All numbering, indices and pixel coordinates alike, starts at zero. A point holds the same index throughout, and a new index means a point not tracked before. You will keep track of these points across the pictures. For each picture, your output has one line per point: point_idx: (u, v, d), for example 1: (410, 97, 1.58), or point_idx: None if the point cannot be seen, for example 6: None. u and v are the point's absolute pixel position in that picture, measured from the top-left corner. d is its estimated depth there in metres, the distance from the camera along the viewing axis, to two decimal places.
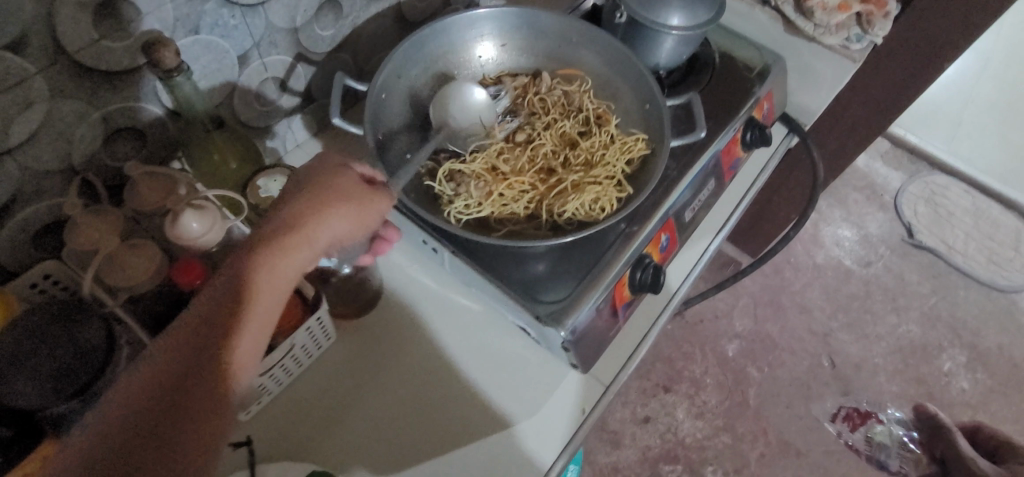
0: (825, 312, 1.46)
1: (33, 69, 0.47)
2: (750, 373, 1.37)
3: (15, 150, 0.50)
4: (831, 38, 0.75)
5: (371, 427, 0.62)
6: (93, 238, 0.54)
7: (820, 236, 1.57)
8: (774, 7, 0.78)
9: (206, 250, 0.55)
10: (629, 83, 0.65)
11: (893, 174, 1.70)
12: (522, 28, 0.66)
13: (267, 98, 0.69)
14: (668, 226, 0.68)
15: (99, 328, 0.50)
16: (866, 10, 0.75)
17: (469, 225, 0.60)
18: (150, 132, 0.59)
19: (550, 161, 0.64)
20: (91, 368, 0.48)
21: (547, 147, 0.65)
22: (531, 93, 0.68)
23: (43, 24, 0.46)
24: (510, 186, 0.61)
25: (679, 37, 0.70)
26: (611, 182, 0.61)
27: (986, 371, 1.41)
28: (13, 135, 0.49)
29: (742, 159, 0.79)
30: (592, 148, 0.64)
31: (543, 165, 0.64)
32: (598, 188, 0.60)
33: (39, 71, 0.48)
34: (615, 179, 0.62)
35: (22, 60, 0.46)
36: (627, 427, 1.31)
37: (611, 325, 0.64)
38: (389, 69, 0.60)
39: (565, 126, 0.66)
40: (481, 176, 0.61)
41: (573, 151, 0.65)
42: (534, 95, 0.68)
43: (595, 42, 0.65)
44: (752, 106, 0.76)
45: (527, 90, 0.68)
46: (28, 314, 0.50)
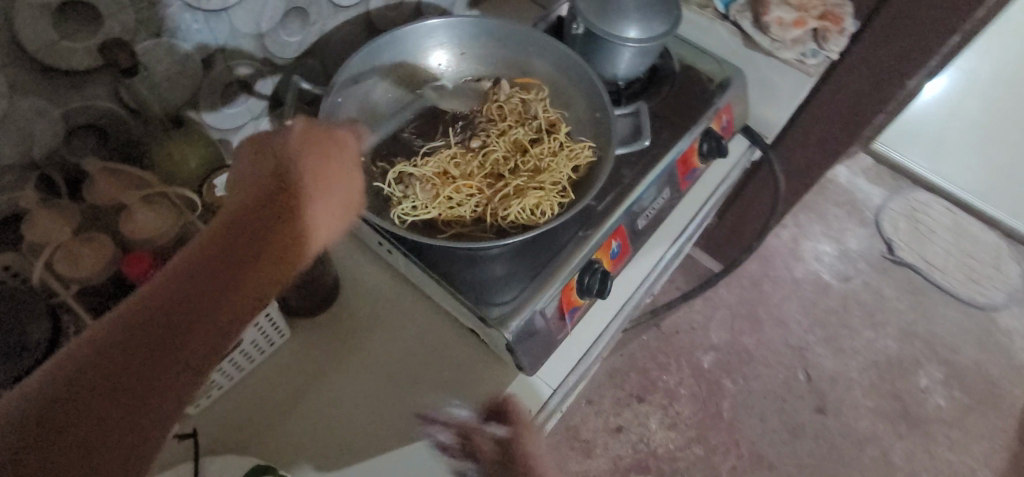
0: (802, 325, 1.47)
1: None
2: (724, 385, 1.38)
3: None
4: (786, 52, 0.77)
5: (321, 422, 0.62)
6: (48, 230, 0.56)
7: (799, 251, 1.58)
8: (733, 22, 0.80)
9: (158, 244, 0.57)
10: (581, 92, 0.68)
11: (875, 190, 1.71)
12: (480, 36, 0.69)
13: (234, 101, 0.70)
14: (620, 233, 0.70)
15: (47, 316, 0.52)
16: (822, 25, 0.75)
17: (415, 226, 0.62)
18: (112, 129, 0.61)
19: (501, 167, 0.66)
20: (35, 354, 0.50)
21: (498, 153, 0.67)
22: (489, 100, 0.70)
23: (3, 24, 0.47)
24: (458, 189, 0.63)
25: (635, 49, 0.71)
26: (555, 187, 0.64)
27: (962, 388, 1.41)
28: None
29: (701, 169, 0.81)
30: (541, 155, 0.66)
31: (494, 170, 0.66)
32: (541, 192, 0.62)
33: None
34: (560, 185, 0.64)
35: None
36: (599, 436, 1.32)
37: (558, 329, 0.66)
38: (347, 75, 0.63)
39: (518, 132, 0.68)
40: (431, 180, 0.63)
41: (523, 157, 0.67)
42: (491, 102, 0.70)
43: (549, 51, 0.68)
44: (710, 117, 0.77)
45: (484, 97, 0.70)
46: None
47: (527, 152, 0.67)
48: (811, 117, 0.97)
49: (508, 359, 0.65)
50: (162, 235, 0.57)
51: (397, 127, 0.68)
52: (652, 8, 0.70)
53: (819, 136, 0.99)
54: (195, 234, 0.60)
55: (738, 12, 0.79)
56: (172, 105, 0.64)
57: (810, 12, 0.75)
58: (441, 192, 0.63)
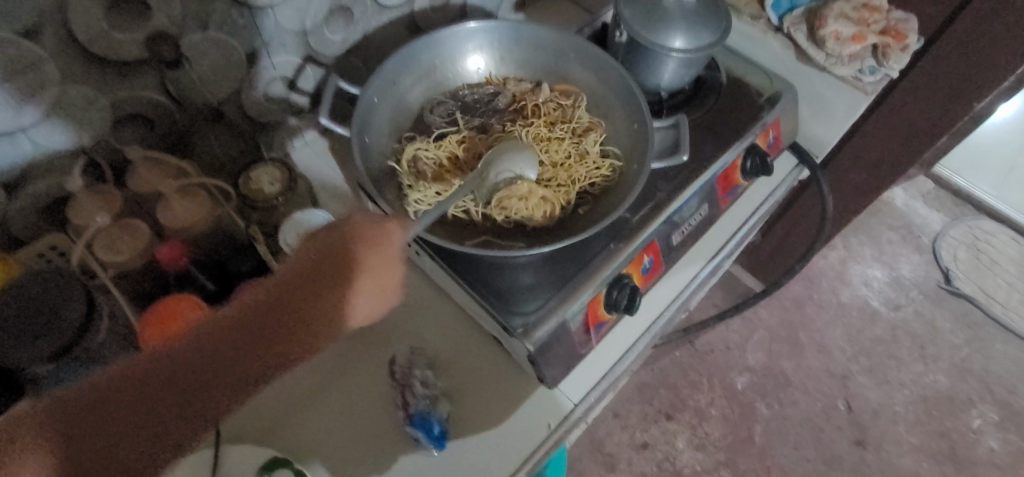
0: (845, 353, 1.40)
1: (47, 55, 0.50)
2: (757, 409, 1.33)
3: (29, 129, 0.53)
4: (843, 68, 0.73)
5: (344, 416, 0.63)
6: (90, 214, 0.57)
7: (847, 274, 1.51)
8: (786, 35, 0.77)
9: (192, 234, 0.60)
10: (619, 101, 0.67)
11: (933, 216, 1.62)
12: (521, 41, 0.70)
13: (275, 96, 0.72)
14: (652, 248, 0.67)
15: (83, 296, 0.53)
16: (883, 41, 0.72)
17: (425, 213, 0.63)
18: (157, 119, 0.62)
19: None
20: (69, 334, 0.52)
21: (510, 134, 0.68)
22: (528, 100, 0.70)
23: (57, 15, 0.49)
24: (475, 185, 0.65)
25: (681, 60, 0.69)
26: (565, 192, 0.65)
27: (1020, 432, 1.32)
28: (27, 113, 0.52)
29: (743, 186, 0.78)
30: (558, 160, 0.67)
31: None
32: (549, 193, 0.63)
33: (52, 57, 0.51)
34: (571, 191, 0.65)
35: (36, 47, 0.49)
36: (624, 450, 1.29)
37: (583, 343, 0.64)
38: (384, 75, 0.64)
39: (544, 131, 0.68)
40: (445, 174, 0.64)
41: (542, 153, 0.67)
42: (530, 100, 0.70)
43: (589, 58, 0.68)
44: (757, 132, 0.74)
45: (525, 97, 0.71)
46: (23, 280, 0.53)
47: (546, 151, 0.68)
48: (867, 137, 0.92)
49: (528, 369, 0.64)
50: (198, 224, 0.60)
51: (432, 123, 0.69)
52: (700, 19, 0.67)
53: (874, 156, 0.94)
54: (229, 225, 0.63)
55: (793, 24, 0.76)
56: (216, 99, 0.66)
57: (871, 27, 0.72)
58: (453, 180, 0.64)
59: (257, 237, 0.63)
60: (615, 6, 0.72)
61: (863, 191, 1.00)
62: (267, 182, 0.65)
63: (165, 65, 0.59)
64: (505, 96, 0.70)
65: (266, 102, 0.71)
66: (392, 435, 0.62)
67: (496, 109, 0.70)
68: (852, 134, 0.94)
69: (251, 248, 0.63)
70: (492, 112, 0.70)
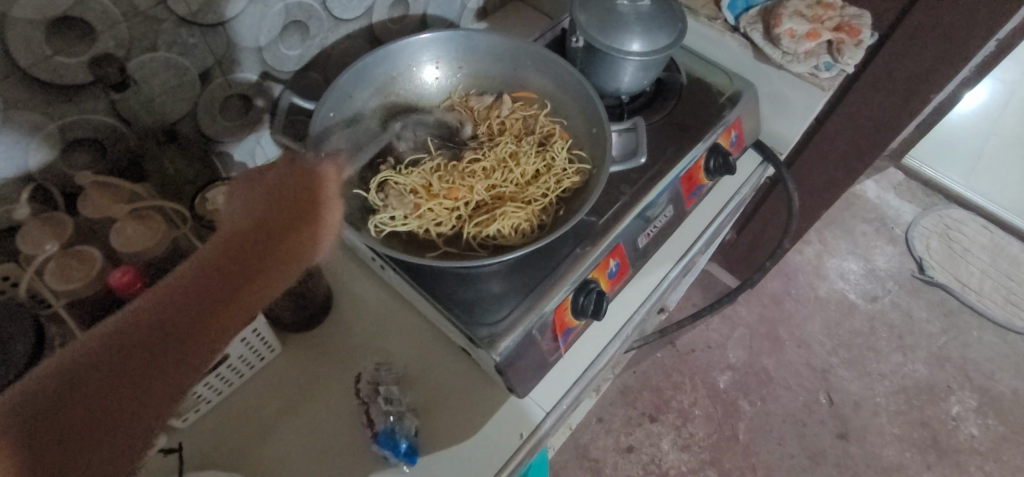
0: (825, 346, 1.41)
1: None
2: (741, 406, 1.34)
3: None
4: (799, 65, 0.73)
5: (309, 436, 0.62)
6: (39, 242, 0.56)
7: (824, 268, 1.52)
8: (743, 34, 0.77)
9: (148, 259, 0.57)
10: (577, 105, 0.67)
11: (905, 207, 1.64)
12: (476, 50, 0.70)
13: (233, 114, 0.71)
14: (617, 252, 0.67)
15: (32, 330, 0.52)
16: (837, 37, 0.73)
17: (393, 237, 0.62)
18: (109, 142, 0.61)
19: (490, 181, 0.67)
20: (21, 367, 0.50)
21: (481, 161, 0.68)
22: (494, 116, 0.71)
23: None
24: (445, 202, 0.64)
25: (638, 63, 0.69)
26: (536, 207, 0.65)
27: (998, 417, 1.33)
28: None
29: (708, 186, 0.78)
30: (528, 175, 0.67)
31: (484, 187, 0.67)
32: (520, 214, 0.64)
33: None
34: (541, 206, 0.65)
35: None
36: (609, 455, 1.29)
37: (552, 352, 0.64)
38: (340, 90, 0.63)
39: (513, 147, 0.69)
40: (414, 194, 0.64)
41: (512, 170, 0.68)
42: (496, 118, 0.71)
43: (545, 63, 0.68)
44: (718, 132, 0.74)
45: (490, 115, 0.71)
46: None
47: (515, 164, 0.68)
48: (830, 131, 0.93)
49: (498, 380, 0.63)
50: (151, 249, 0.57)
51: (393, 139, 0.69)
52: (654, 22, 0.68)
53: (838, 151, 0.95)
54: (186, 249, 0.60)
55: (749, 24, 0.76)
56: (169, 120, 0.65)
57: (824, 24, 0.73)
58: (423, 204, 0.64)
59: None
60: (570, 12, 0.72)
61: (830, 185, 1.01)
62: (223, 202, 0.64)
63: (111, 88, 0.58)
64: (470, 125, 0.71)
65: (223, 121, 0.70)
66: (358, 453, 0.61)
67: (461, 136, 0.71)
68: (816, 128, 0.95)
69: None
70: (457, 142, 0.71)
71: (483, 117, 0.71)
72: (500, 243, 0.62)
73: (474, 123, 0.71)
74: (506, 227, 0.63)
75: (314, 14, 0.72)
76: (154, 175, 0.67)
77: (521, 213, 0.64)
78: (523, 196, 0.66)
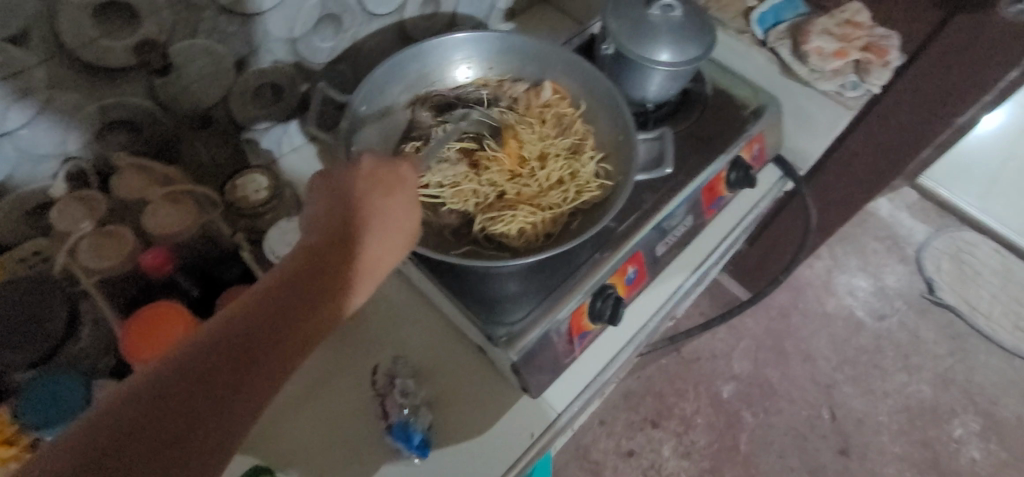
0: (830, 362, 1.41)
1: (33, 62, 0.50)
2: (743, 417, 1.34)
3: (13, 134, 0.53)
4: (826, 83, 0.74)
5: (324, 424, 0.63)
6: (74, 220, 0.57)
7: (833, 284, 1.52)
8: (771, 49, 0.78)
9: (177, 240, 0.60)
10: (604, 111, 0.68)
11: (918, 226, 1.64)
12: (508, 51, 0.71)
13: (264, 102, 0.72)
14: (636, 258, 0.68)
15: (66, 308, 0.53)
16: (865, 57, 0.73)
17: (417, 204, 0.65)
18: (145, 125, 0.62)
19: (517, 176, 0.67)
20: (57, 340, 0.52)
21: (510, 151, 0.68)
22: (531, 105, 0.71)
23: (45, 22, 0.49)
24: (468, 190, 0.65)
25: (666, 73, 0.69)
26: (553, 211, 0.65)
27: (1000, 442, 1.34)
28: (14, 119, 0.52)
29: (728, 198, 0.79)
30: (550, 178, 0.67)
31: (509, 179, 0.67)
32: (537, 216, 0.64)
33: (39, 63, 0.51)
34: (557, 212, 0.65)
35: (23, 53, 0.49)
36: (610, 458, 1.30)
37: (566, 353, 0.65)
38: (372, 83, 0.64)
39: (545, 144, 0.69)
40: (441, 172, 0.66)
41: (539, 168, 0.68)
42: (534, 106, 0.71)
43: (575, 68, 0.69)
44: (741, 145, 0.75)
45: (529, 100, 0.71)
46: (9, 286, 0.53)
47: (542, 164, 0.69)
48: (851, 148, 0.93)
49: (512, 378, 0.64)
50: (182, 231, 0.59)
51: (420, 109, 0.69)
52: (685, 32, 0.68)
53: (858, 169, 0.95)
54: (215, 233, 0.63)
55: (778, 38, 0.77)
56: (203, 106, 0.66)
57: (853, 43, 0.73)
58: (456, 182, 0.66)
59: (242, 245, 0.64)
60: (602, 18, 0.73)
61: (846, 202, 1.02)
62: (253, 190, 0.65)
63: (155, 72, 0.59)
64: (507, 106, 0.71)
65: (256, 109, 0.71)
66: (372, 441, 0.62)
67: (496, 114, 0.70)
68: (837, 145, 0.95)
69: (237, 255, 0.63)
70: (492, 116, 0.70)
71: (523, 102, 0.71)
72: (512, 240, 0.63)
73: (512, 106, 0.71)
74: (523, 222, 0.64)
75: (348, 7, 0.72)
76: (185, 159, 0.68)
77: (537, 215, 0.64)
78: (542, 199, 0.66)
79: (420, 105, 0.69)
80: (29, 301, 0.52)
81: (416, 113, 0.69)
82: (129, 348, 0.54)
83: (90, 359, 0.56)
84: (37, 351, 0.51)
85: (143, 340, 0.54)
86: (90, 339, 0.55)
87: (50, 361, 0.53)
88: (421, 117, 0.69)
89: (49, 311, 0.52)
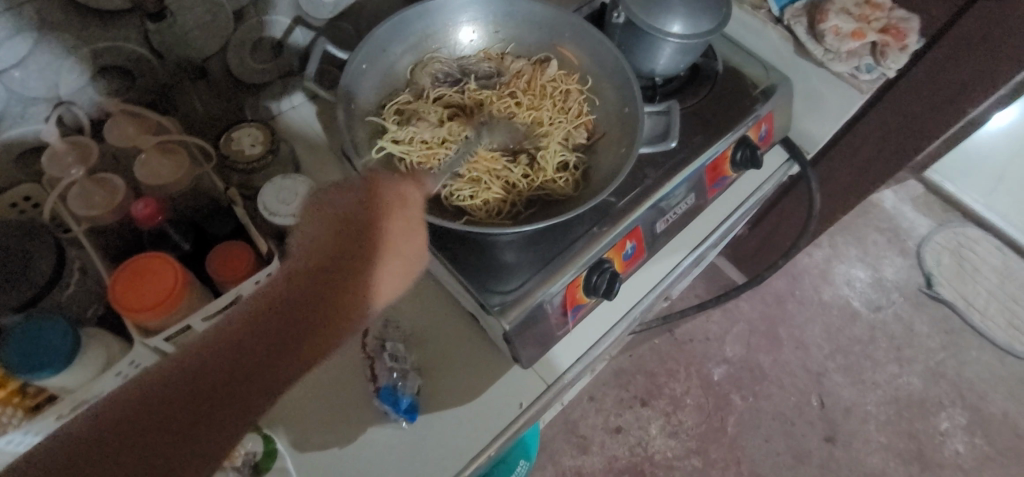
0: (822, 350, 1.42)
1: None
2: (732, 400, 1.35)
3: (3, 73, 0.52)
4: (840, 65, 0.72)
5: (310, 389, 0.62)
6: (66, 166, 0.56)
7: (831, 273, 1.51)
8: (786, 26, 0.76)
9: (170, 192, 0.58)
10: (610, 82, 0.66)
11: (921, 220, 1.62)
12: (515, 15, 0.68)
13: (263, 56, 0.70)
14: (635, 234, 0.67)
15: (52, 256, 0.52)
16: (882, 39, 0.71)
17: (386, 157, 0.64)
18: (139, 72, 0.61)
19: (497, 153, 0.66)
20: (44, 289, 0.51)
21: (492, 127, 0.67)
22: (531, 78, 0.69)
23: None
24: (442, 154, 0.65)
25: (677, 46, 0.68)
26: (523, 193, 0.64)
27: (986, 437, 1.35)
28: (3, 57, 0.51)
29: (731, 178, 0.77)
30: (532, 157, 0.66)
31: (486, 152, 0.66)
32: (500, 199, 0.63)
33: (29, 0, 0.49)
34: (528, 193, 0.64)
35: None
36: (597, 433, 1.31)
37: (559, 326, 0.64)
38: (373, 43, 0.63)
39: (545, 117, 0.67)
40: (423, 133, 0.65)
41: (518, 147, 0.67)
42: (537, 81, 0.69)
43: (585, 37, 0.66)
44: (749, 124, 0.73)
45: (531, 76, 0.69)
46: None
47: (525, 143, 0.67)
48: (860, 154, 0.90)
49: (503, 349, 0.64)
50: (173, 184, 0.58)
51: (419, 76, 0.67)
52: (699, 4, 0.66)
53: (865, 156, 0.94)
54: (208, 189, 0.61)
55: (794, 16, 0.75)
56: (199, 57, 0.64)
57: (871, 24, 0.71)
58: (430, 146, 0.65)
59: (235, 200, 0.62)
60: None
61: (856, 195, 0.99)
62: (248, 144, 0.64)
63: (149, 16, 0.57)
64: (506, 78, 0.69)
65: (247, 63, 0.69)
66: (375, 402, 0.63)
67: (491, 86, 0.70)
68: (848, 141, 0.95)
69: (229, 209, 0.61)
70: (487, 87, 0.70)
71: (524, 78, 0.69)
72: (472, 213, 0.62)
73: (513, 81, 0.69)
74: (502, 194, 0.63)
75: None
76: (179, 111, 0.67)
77: (501, 198, 0.63)
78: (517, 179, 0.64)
79: (420, 66, 0.67)
80: (16, 249, 0.51)
81: (416, 74, 0.67)
82: (118, 297, 0.52)
83: (79, 307, 0.54)
84: (24, 295, 0.50)
85: (130, 295, 0.52)
86: (77, 288, 0.54)
87: (37, 306, 0.51)
88: (421, 79, 0.67)
89: (35, 260, 0.51)
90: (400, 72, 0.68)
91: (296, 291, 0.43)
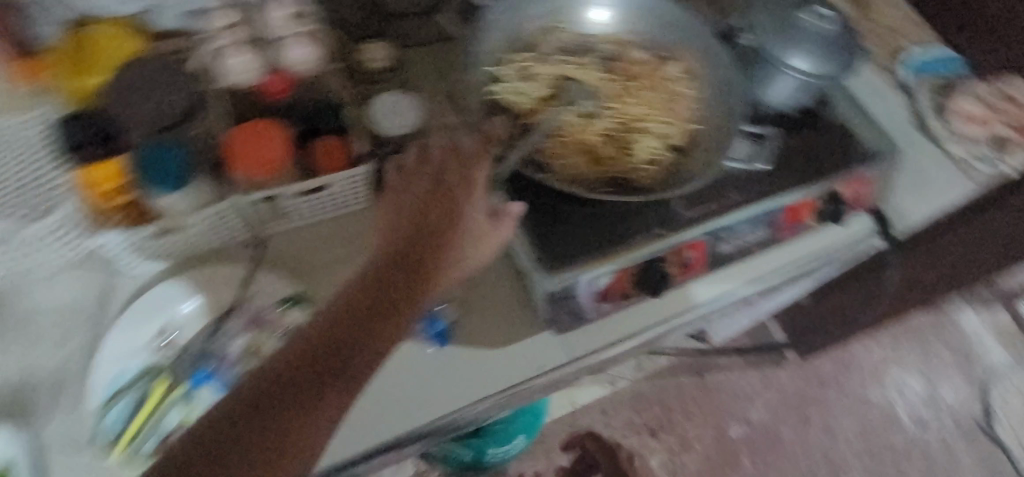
0: (851, 444, 1.36)
1: None
2: (741, 460, 1.33)
3: None
4: (955, 146, 0.75)
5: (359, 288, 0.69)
6: (219, 32, 0.65)
7: (885, 374, 1.44)
8: (910, 95, 0.79)
9: (296, 79, 0.66)
10: (715, 96, 0.69)
11: (997, 350, 1.51)
12: (644, 11, 0.73)
13: None
14: (697, 246, 0.68)
15: (183, 97, 0.65)
16: (1005, 134, 0.75)
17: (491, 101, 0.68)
18: None
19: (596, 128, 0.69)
20: (173, 122, 0.64)
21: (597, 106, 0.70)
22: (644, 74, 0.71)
23: None
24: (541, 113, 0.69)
25: (797, 82, 0.69)
26: (606, 173, 0.67)
27: None
28: None
29: (812, 227, 0.76)
30: (625, 144, 0.69)
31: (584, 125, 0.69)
32: (581, 171, 0.66)
33: None
34: (611, 174, 0.67)
35: None
36: (600, 447, 1.32)
37: (592, 309, 0.66)
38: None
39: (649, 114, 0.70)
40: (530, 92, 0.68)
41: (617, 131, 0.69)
42: (649, 77, 0.71)
43: (704, 48, 0.70)
44: (843, 179, 0.72)
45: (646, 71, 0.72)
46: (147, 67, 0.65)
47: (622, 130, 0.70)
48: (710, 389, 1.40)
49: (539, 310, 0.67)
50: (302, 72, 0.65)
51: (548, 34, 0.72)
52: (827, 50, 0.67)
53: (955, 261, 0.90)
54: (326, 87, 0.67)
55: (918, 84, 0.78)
56: None
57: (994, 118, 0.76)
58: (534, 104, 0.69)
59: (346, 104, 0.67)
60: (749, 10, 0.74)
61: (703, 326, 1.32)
62: (376, 57, 0.71)
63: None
64: (621, 61, 0.72)
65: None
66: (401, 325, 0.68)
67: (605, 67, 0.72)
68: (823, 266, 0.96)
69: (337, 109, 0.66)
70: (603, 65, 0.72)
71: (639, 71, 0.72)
72: (551, 175, 0.66)
73: (626, 66, 0.72)
74: (583, 167, 0.67)
75: None
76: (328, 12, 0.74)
77: (582, 169, 0.67)
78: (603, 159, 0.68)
79: (551, 27, 0.72)
80: (156, 84, 0.65)
81: (543, 37, 0.72)
82: (226, 152, 0.62)
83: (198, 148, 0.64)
84: (155, 123, 0.63)
85: (239, 155, 0.61)
86: (199, 132, 0.64)
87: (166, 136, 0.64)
88: (545, 43, 0.72)
89: (170, 95, 0.64)
90: (529, 32, 0.72)
91: (385, 258, 0.53)
